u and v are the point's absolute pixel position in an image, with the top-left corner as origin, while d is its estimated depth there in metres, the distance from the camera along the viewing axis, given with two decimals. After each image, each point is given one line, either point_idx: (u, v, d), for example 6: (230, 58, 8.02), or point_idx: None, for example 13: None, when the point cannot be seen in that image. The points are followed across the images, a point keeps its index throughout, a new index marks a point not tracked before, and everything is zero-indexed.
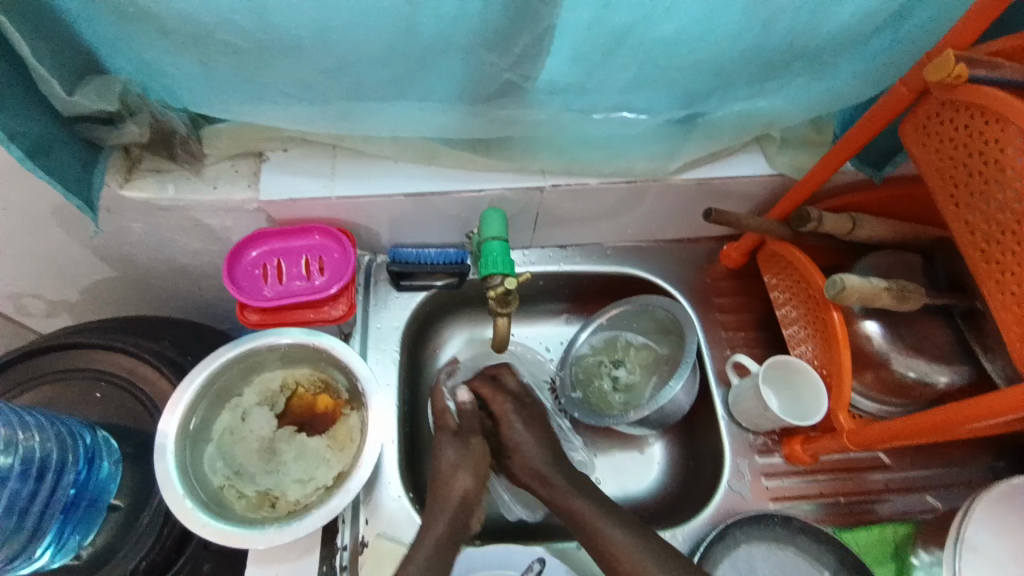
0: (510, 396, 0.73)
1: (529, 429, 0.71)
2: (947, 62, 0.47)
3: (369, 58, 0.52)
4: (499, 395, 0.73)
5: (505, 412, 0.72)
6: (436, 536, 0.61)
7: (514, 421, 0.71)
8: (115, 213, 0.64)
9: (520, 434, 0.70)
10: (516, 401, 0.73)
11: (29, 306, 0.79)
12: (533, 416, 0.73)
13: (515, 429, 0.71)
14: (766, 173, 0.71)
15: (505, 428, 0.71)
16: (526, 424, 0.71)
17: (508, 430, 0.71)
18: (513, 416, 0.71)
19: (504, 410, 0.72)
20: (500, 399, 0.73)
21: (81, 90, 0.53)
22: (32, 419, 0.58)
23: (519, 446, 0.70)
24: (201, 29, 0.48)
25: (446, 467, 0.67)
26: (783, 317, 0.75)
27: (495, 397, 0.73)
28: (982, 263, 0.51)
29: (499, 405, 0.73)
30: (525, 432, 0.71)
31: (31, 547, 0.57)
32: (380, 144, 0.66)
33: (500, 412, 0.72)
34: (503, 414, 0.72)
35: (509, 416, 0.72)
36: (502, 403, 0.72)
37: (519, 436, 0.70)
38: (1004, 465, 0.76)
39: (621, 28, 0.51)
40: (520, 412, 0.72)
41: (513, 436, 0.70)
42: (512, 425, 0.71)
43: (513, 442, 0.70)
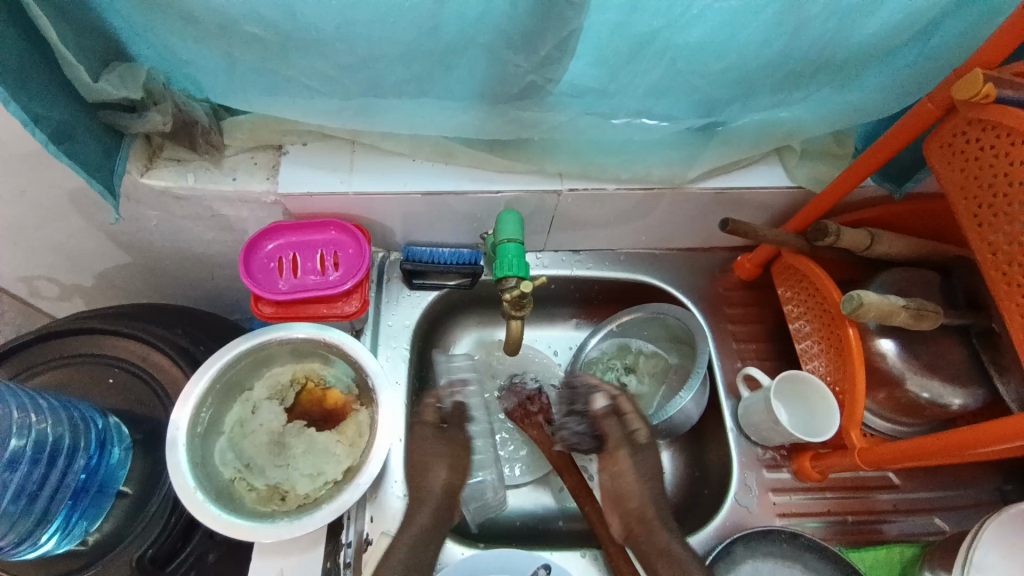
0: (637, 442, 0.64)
1: (644, 486, 0.63)
2: (975, 81, 0.47)
3: (395, 53, 0.52)
4: (624, 437, 0.64)
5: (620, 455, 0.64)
6: (421, 524, 0.61)
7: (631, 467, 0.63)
8: (134, 200, 0.65)
9: (635, 490, 0.62)
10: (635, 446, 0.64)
11: (43, 290, 0.79)
12: (649, 461, 0.64)
13: (630, 485, 0.62)
14: (785, 185, 0.70)
15: (622, 480, 0.63)
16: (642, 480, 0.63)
17: (623, 482, 0.63)
18: (630, 462, 0.63)
19: (624, 455, 0.63)
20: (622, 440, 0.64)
21: (106, 76, 0.53)
22: (45, 403, 0.59)
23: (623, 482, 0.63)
24: (229, 20, 0.48)
25: (427, 450, 0.65)
26: (796, 331, 0.74)
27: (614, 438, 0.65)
28: (1003, 285, 0.50)
29: (616, 448, 0.64)
30: (633, 481, 0.63)
31: (37, 532, 0.56)
32: (398, 141, 0.66)
33: (621, 455, 0.64)
34: (621, 457, 0.63)
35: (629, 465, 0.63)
36: (625, 448, 0.64)
37: (637, 492, 0.62)
38: (1012, 488, 0.75)
39: (649, 32, 0.51)
40: (642, 455, 0.64)
41: (626, 490, 0.62)
42: (627, 476, 0.63)
43: (622, 497, 0.62)
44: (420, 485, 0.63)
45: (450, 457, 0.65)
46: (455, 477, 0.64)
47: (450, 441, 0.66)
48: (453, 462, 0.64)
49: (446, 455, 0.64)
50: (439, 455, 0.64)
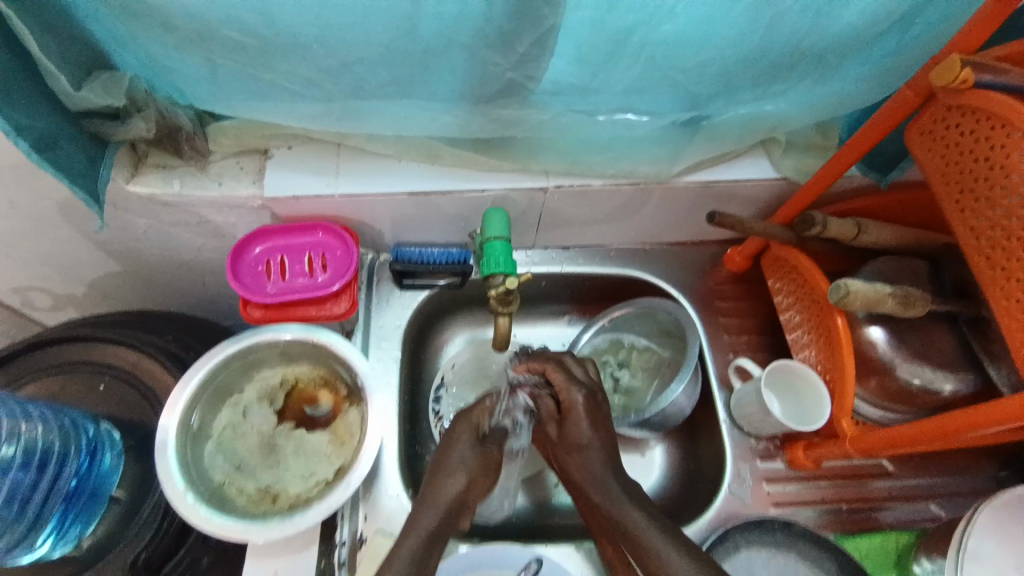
0: (583, 388, 0.62)
1: (597, 432, 0.60)
2: (953, 66, 0.47)
3: (374, 55, 0.52)
4: (573, 384, 0.62)
5: (574, 402, 0.61)
6: (425, 530, 0.52)
7: (579, 415, 0.61)
8: (121, 208, 0.65)
9: (585, 437, 0.60)
10: (589, 393, 0.62)
11: (35, 300, 0.80)
12: (602, 416, 0.62)
13: (579, 430, 0.60)
14: (771, 176, 0.70)
15: (570, 423, 0.61)
16: (592, 424, 0.61)
17: (570, 425, 0.61)
18: (582, 412, 0.61)
19: (572, 401, 0.61)
20: (573, 388, 0.62)
21: (89, 85, 0.53)
22: (35, 410, 0.59)
23: (575, 436, 0.60)
24: (209, 26, 0.49)
25: (452, 461, 0.57)
26: (786, 322, 0.74)
27: (567, 386, 0.62)
28: (987, 269, 0.50)
29: (569, 402, 0.62)
30: (581, 428, 0.60)
31: (31, 536, 0.57)
32: (383, 143, 0.66)
33: (568, 401, 0.62)
34: (569, 405, 0.61)
35: (576, 412, 0.61)
36: (573, 393, 0.61)
37: (581, 436, 0.60)
38: (1007, 474, 0.75)
39: (626, 28, 0.51)
40: (595, 409, 0.61)
41: (576, 436, 0.60)
42: (579, 421, 0.61)
43: (574, 443, 0.60)
44: (433, 492, 0.55)
45: (477, 472, 0.57)
46: (473, 495, 0.56)
47: (484, 450, 0.59)
48: (482, 473, 0.57)
49: (475, 465, 0.57)
50: (464, 462, 0.57)
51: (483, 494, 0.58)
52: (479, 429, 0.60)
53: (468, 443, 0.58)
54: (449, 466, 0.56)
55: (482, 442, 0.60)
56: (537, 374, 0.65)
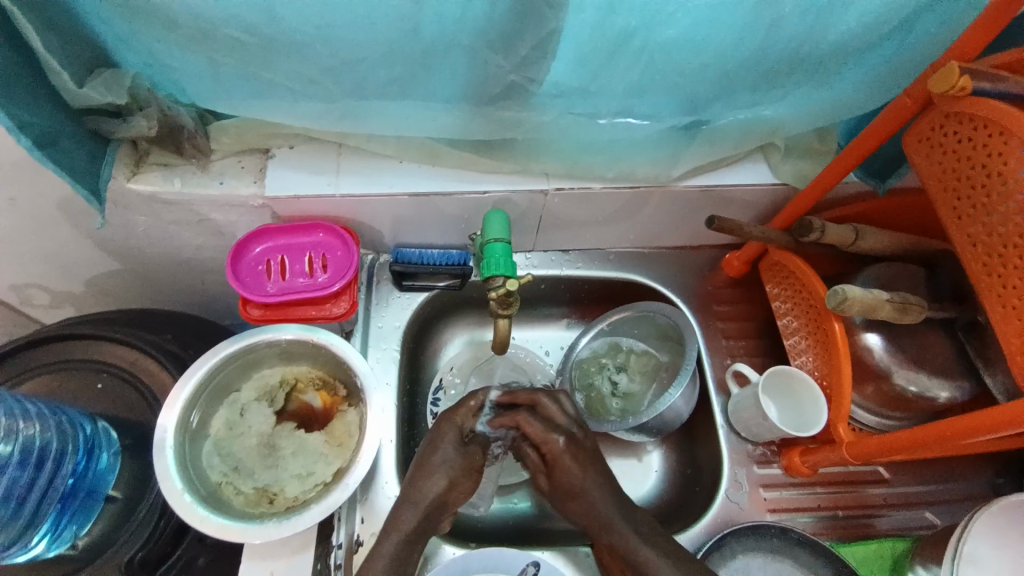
0: (565, 432, 0.59)
1: (589, 471, 0.57)
2: (952, 73, 0.47)
3: (375, 55, 0.53)
4: (551, 432, 0.58)
5: (557, 452, 0.58)
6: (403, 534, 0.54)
7: (566, 462, 0.57)
8: (121, 206, 0.65)
9: (578, 481, 0.57)
10: (569, 434, 0.59)
11: (33, 297, 0.80)
12: (589, 455, 0.58)
13: (569, 474, 0.57)
14: (770, 181, 0.71)
15: (559, 473, 0.58)
16: (582, 464, 0.58)
17: (559, 473, 0.58)
18: (567, 457, 0.57)
19: (556, 451, 0.58)
20: (550, 434, 0.58)
21: (91, 82, 0.54)
22: (33, 408, 0.59)
23: (570, 483, 0.57)
24: (212, 25, 0.49)
25: (436, 459, 0.57)
26: (783, 327, 0.75)
27: (546, 436, 0.58)
28: (983, 275, 0.51)
29: (552, 455, 0.58)
30: (573, 471, 0.57)
31: (27, 535, 0.56)
32: (384, 143, 0.66)
33: (550, 449, 0.58)
34: (553, 455, 0.58)
35: (562, 458, 0.58)
36: (555, 440, 0.58)
37: (573, 482, 0.57)
38: (1003, 481, 0.76)
39: (626, 31, 0.51)
40: (578, 453, 0.58)
41: (568, 483, 0.57)
42: (567, 468, 0.57)
43: (567, 489, 0.58)
44: (420, 489, 0.56)
45: (459, 473, 0.57)
46: (455, 494, 0.57)
47: (467, 452, 0.59)
48: (464, 475, 0.58)
49: (459, 465, 0.58)
50: (448, 462, 0.57)
51: (465, 496, 0.59)
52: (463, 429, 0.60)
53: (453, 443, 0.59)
54: (433, 462, 0.57)
55: (466, 443, 0.59)
56: (513, 426, 0.61)
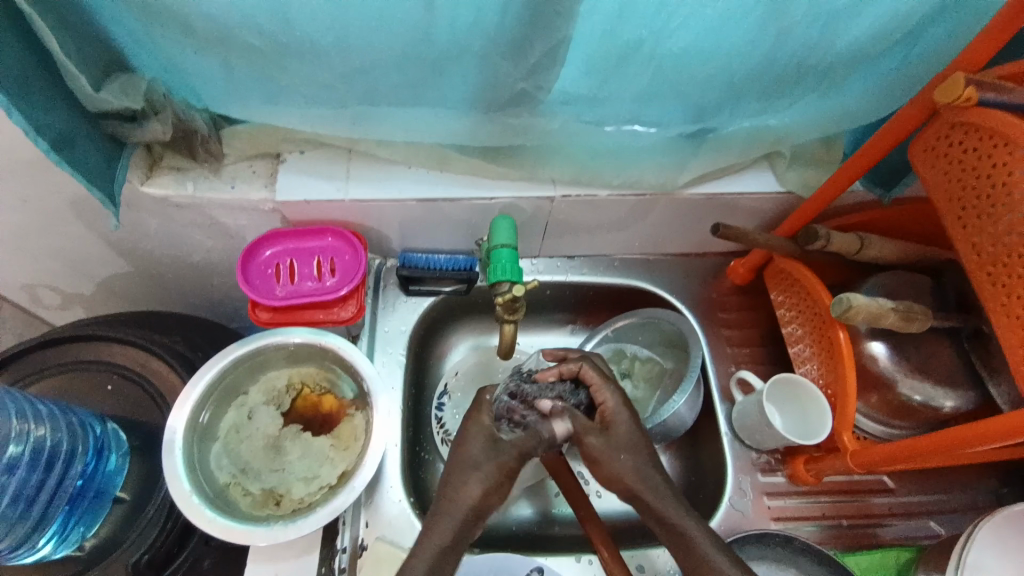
0: (619, 390, 0.59)
1: (641, 432, 0.57)
2: (957, 84, 0.48)
3: (387, 62, 0.54)
4: (608, 385, 0.58)
5: (611, 405, 0.57)
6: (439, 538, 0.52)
7: (621, 414, 0.57)
8: (134, 208, 0.66)
9: (633, 436, 0.56)
10: (622, 395, 0.59)
11: (44, 298, 0.81)
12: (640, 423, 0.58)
13: (627, 430, 0.56)
14: (775, 190, 0.71)
15: (616, 424, 0.56)
16: (636, 424, 0.57)
17: (613, 430, 0.56)
18: (624, 412, 0.57)
19: (611, 405, 0.57)
20: (608, 389, 0.58)
21: (107, 86, 0.55)
22: (43, 409, 0.59)
23: (623, 437, 0.55)
24: (228, 31, 0.50)
25: (471, 459, 0.54)
26: (788, 334, 0.75)
27: (602, 386, 0.58)
28: (987, 284, 0.51)
29: (607, 404, 0.57)
30: (627, 429, 0.56)
31: (35, 536, 0.57)
32: (394, 149, 0.67)
33: (605, 405, 0.57)
34: (610, 408, 0.57)
35: (618, 413, 0.57)
36: (608, 394, 0.58)
37: (630, 434, 0.56)
38: (1008, 491, 0.75)
39: (635, 40, 0.52)
40: (631, 412, 0.57)
41: (623, 437, 0.55)
42: (621, 421, 0.56)
43: (621, 442, 0.55)
44: (453, 498, 0.53)
45: (493, 480, 0.53)
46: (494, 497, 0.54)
47: (500, 454, 0.54)
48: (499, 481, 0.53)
49: (493, 471, 0.53)
50: (483, 467, 0.53)
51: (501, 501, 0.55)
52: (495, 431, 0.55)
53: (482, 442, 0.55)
54: (466, 470, 0.54)
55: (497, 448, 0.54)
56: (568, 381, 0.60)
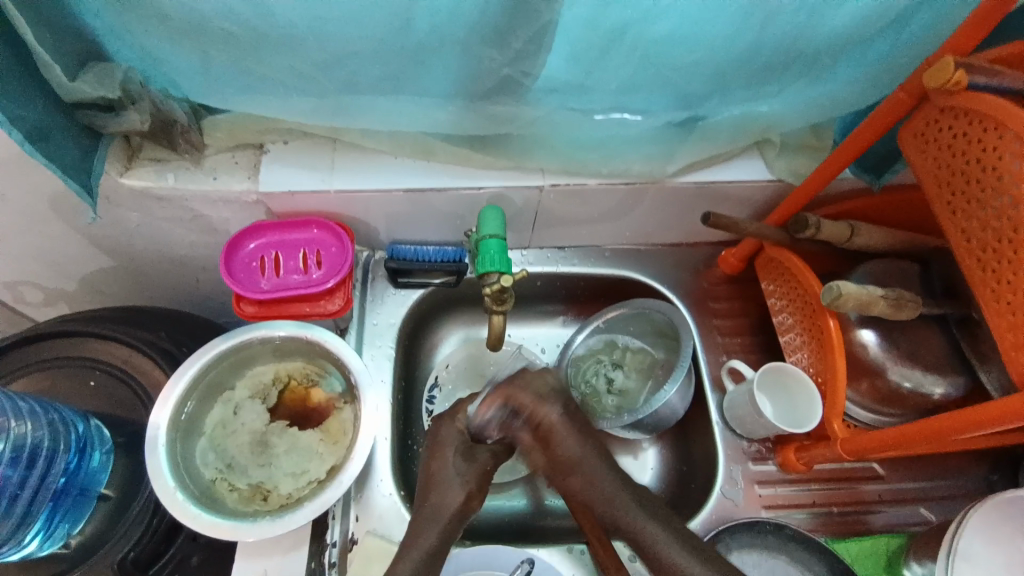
0: (559, 401, 0.55)
1: (586, 442, 0.54)
2: (946, 68, 0.47)
3: (368, 49, 0.52)
4: (546, 400, 0.55)
5: (550, 423, 0.54)
6: (423, 548, 0.52)
7: (563, 432, 0.54)
8: (114, 202, 0.64)
9: (578, 452, 0.53)
10: (564, 407, 0.55)
11: (25, 295, 0.79)
12: (587, 427, 0.55)
13: (570, 447, 0.53)
14: (765, 178, 0.71)
15: (556, 445, 0.53)
16: (579, 435, 0.54)
17: (556, 448, 0.54)
18: (564, 427, 0.54)
19: (551, 420, 0.54)
20: (546, 405, 0.54)
21: (83, 76, 0.53)
22: (24, 406, 0.58)
23: (568, 457, 0.54)
24: (203, 18, 0.49)
25: (442, 471, 0.55)
26: (779, 324, 0.75)
27: (539, 404, 0.55)
28: (977, 270, 0.51)
29: (540, 425, 0.54)
30: (571, 442, 0.54)
31: (20, 533, 0.56)
32: (378, 138, 0.66)
33: (546, 423, 0.54)
34: (550, 428, 0.54)
35: (561, 429, 0.54)
36: (548, 410, 0.54)
37: (573, 451, 0.53)
38: (998, 478, 0.76)
39: (620, 25, 0.51)
40: (576, 426, 0.55)
41: (565, 456, 0.53)
42: (564, 438, 0.54)
43: (564, 462, 0.54)
44: (436, 504, 0.54)
45: (474, 485, 0.55)
46: (472, 504, 0.55)
47: (477, 460, 0.56)
48: (479, 484, 0.55)
49: (471, 477, 0.55)
50: (460, 474, 0.55)
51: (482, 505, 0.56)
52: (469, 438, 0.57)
53: (457, 455, 0.56)
54: (445, 480, 0.55)
55: (473, 455, 0.56)
56: (502, 407, 0.55)
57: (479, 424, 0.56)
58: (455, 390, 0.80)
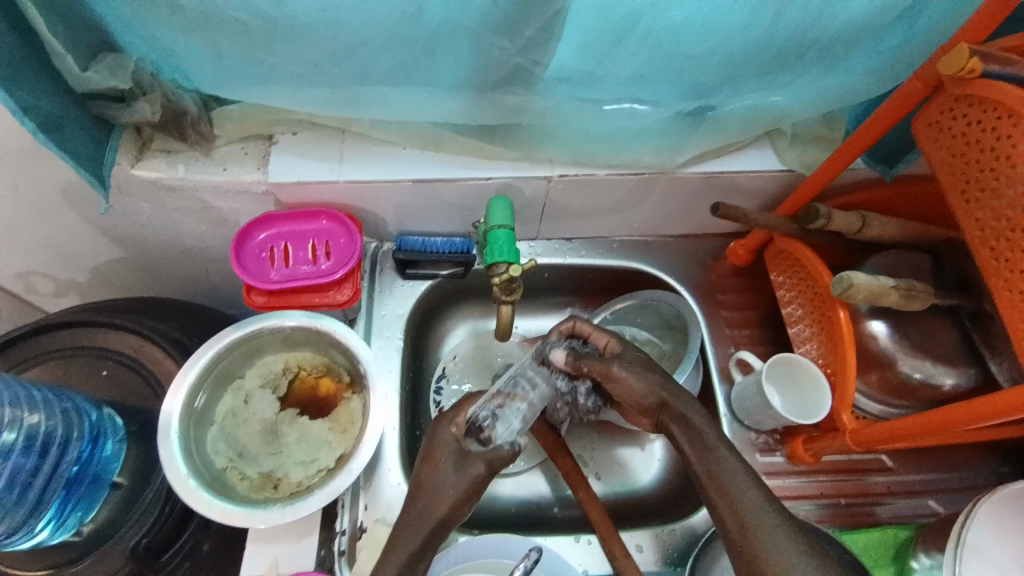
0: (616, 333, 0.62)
1: (638, 356, 0.59)
2: (961, 56, 0.47)
3: (379, 39, 0.52)
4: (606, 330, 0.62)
5: (613, 342, 0.60)
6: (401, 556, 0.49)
7: (623, 345, 0.60)
8: (125, 193, 0.65)
9: (634, 356, 0.59)
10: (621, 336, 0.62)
11: (37, 286, 0.80)
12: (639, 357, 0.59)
13: (627, 352, 0.59)
14: (775, 169, 0.70)
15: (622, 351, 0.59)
16: (633, 351, 0.59)
17: (617, 357, 0.59)
18: (623, 344, 0.60)
19: (614, 342, 0.60)
20: (608, 330, 0.62)
21: (95, 66, 0.53)
22: (38, 394, 0.59)
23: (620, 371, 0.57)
24: (214, 8, 0.48)
25: (434, 474, 0.53)
26: (787, 315, 0.74)
27: (602, 329, 0.62)
28: (990, 260, 0.50)
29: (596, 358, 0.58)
30: (632, 355, 0.58)
31: (31, 521, 0.57)
32: (387, 129, 0.66)
33: (608, 344, 0.60)
34: (612, 346, 0.60)
35: (620, 346, 0.60)
36: (609, 334, 0.61)
37: (636, 356, 0.58)
38: (1007, 470, 0.76)
39: (632, 14, 0.51)
40: (628, 349, 0.59)
41: (626, 360, 0.58)
42: (624, 349, 0.59)
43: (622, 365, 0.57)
44: (423, 507, 0.52)
45: (463, 494, 0.52)
46: (463, 509, 0.52)
47: (469, 468, 0.53)
48: (470, 491, 0.52)
49: (462, 485, 0.52)
50: (450, 481, 0.52)
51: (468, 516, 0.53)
52: (465, 447, 0.54)
53: (449, 462, 0.53)
54: (434, 485, 0.52)
55: (466, 464, 0.53)
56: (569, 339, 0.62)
57: (479, 422, 0.57)
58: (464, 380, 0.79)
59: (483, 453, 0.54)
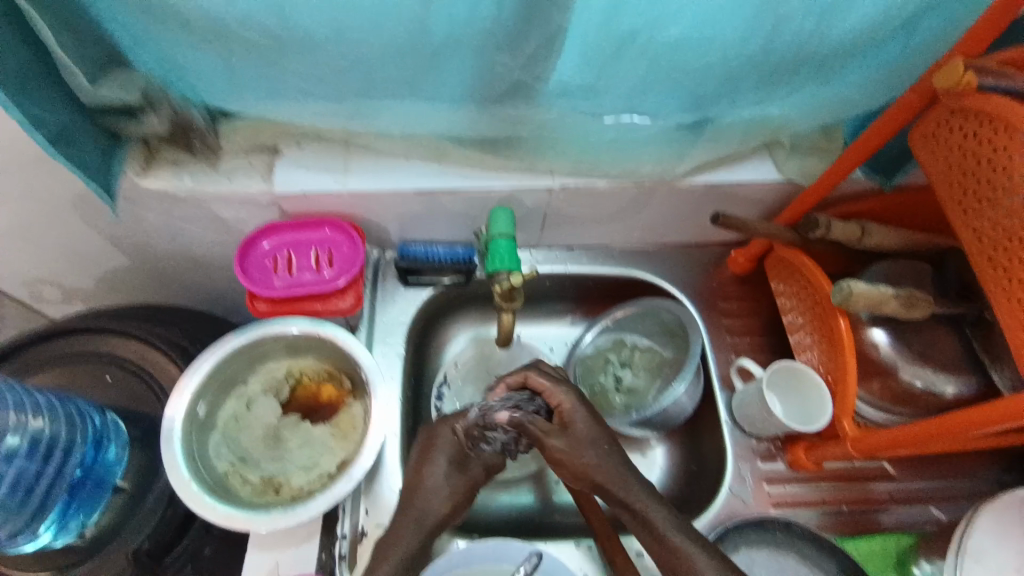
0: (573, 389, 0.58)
1: (599, 424, 0.56)
2: (958, 69, 0.48)
3: (382, 56, 0.53)
4: (562, 387, 0.58)
5: (563, 402, 0.57)
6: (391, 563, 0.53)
7: (577, 412, 0.56)
8: (133, 203, 0.66)
9: (591, 432, 0.55)
10: (577, 395, 0.58)
11: (46, 292, 0.81)
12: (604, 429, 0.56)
13: (584, 427, 0.55)
14: (775, 179, 0.71)
15: (574, 423, 0.56)
16: (594, 418, 0.56)
17: (574, 429, 0.55)
18: (578, 409, 0.56)
19: (569, 405, 0.57)
20: (560, 390, 0.57)
21: (106, 83, 0.55)
22: (42, 400, 0.60)
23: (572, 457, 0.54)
24: (222, 27, 0.50)
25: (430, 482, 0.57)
26: (789, 324, 0.75)
27: (557, 388, 0.58)
28: (989, 270, 0.51)
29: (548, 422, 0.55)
30: (586, 427, 0.55)
31: (35, 524, 0.57)
32: (391, 140, 0.67)
33: (562, 406, 0.57)
34: (567, 408, 0.56)
35: (575, 412, 0.56)
36: (563, 394, 0.57)
37: (591, 429, 0.55)
38: (1011, 479, 0.75)
39: (630, 31, 0.52)
40: (586, 416, 0.56)
41: (583, 438, 0.55)
42: (578, 419, 0.56)
43: (580, 443, 0.55)
44: (421, 509, 0.56)
45: (461, 497, 0.57)
46: (455, 515, 0.57)
47: (468, 471, 0.58)
48: (466, 495, 0.58)
49: (458, 486, 0.57)
50: (448, 482, 0.57)
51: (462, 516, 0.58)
52: (465, 448, 0.58)
53: (449, 462, 0.58)
54: (435, 486, 0.57)
55: (466, 465, 0.58)
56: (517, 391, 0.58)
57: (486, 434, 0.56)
58: (464, 387, 0.80)
59: (482, 459, 0.58)
